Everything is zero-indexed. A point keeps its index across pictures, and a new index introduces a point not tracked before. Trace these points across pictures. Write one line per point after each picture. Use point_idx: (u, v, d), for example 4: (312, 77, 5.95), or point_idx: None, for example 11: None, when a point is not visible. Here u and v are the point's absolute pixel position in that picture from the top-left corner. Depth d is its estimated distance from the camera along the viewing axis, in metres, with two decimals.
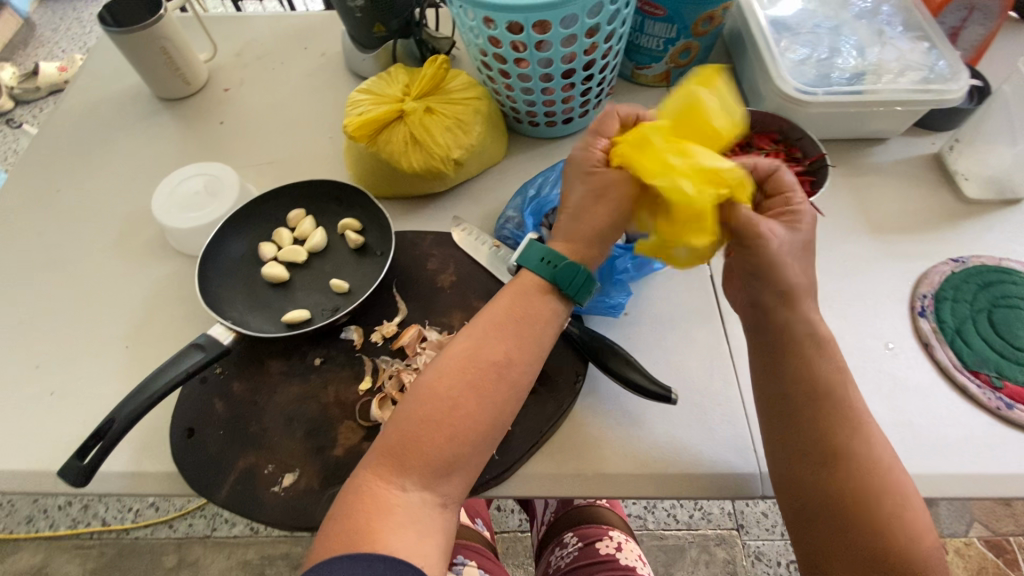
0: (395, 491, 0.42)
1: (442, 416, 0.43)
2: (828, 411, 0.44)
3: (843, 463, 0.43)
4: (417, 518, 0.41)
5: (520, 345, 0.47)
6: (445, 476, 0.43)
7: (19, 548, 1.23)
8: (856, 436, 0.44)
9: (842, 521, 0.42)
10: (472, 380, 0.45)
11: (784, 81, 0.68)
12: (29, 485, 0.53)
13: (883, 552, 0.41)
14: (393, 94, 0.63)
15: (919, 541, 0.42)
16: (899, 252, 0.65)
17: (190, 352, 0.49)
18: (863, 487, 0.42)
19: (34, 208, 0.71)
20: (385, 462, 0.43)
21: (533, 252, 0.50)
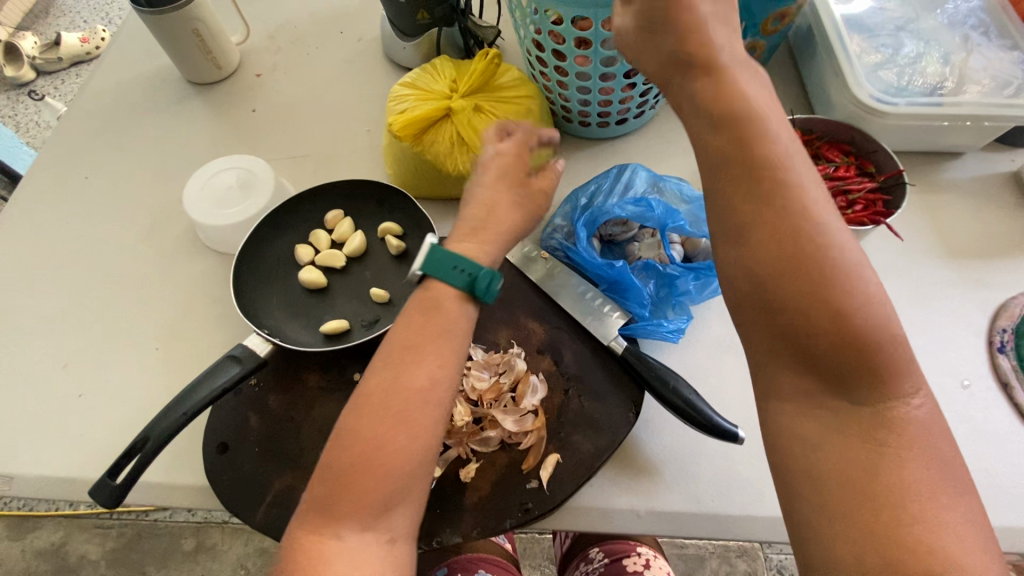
0: (330, 542, 0.36)
1: (363, 454, 0.36)
2: (747, 184, 0.34)
3: (768, 240, 0.33)
4: (360, 566, 0.35)
5: (441, 359, 0.39)
6: (386, 513, 0.37)
7: (39, 524, 1.24)
8: (790, 194, 0.33)
9: (775, 308, 0.33)
10: (393, 412, 0.37)
11: (861, 87, 0.63)
12: (57, 491, 0.51)
13: (831, 353, 0.32)
14: (441, 90, 0.60)
15: (882, 336, 0.32)
16: (973, 278, 0.60)
17: (226, 365, 0.47)
18: (795, 271, 0.32)
19: (61, 195, 0.68)
20: (314, 515, 0.37)
21: (442, 259, 0.41)
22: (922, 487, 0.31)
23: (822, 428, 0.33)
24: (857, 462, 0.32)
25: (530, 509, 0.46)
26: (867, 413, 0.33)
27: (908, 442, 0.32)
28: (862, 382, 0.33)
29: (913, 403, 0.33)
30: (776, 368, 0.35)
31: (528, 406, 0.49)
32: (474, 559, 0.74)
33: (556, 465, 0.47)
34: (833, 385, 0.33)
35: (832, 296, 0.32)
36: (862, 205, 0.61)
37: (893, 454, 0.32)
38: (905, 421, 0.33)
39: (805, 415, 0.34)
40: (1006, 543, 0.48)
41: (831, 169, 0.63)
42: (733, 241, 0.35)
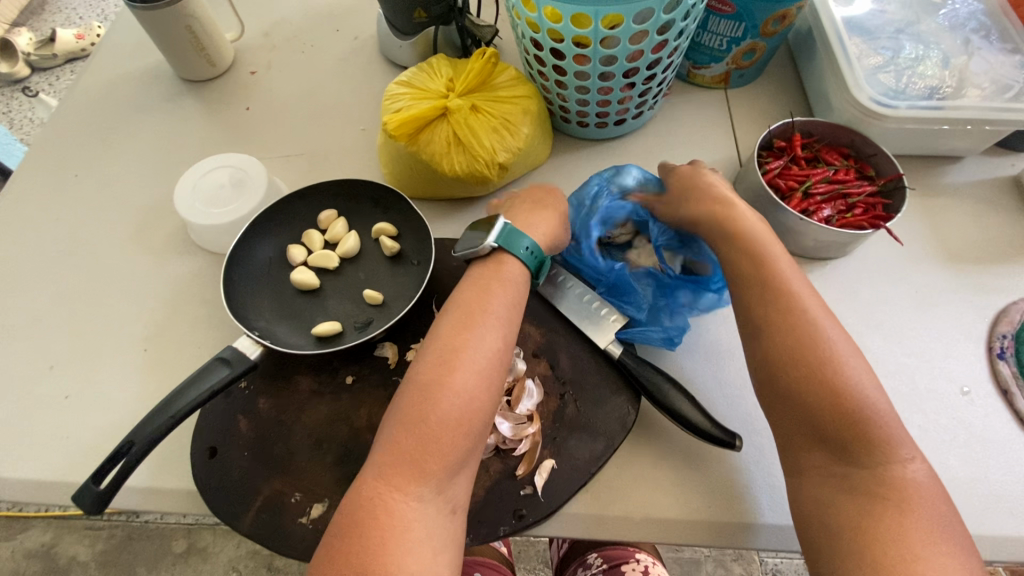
0: (410, 503, 0.37)
1: (449, 410, 0.39)
2: (758, 292, 0.45)
3: (772, 339, 0.43)
4: (433, 531, 0.37)
5: (508, 328, 0.44)
6: (457, 475, 0.39)
7: (28, 525, 1.23)
8: (787, 296, 0.44)
9: (782, 390, 0.42)
10: (475, 368, 0.41)
11: (862, 90, 0.62)
12: (41, 495, 0.50)
13: (833, 421, 0.40)
14: (437, 89, 0.59)
15: (877, 410, 0.40)
16: (973, 283, 0.60)
17: (216, 367, 0.46)
18: (796, 358, 0.42)
19: (50, 192, 0.67)
20: (391, 472, 0.38)
21: (525, 240, 0.48)
22: (925, 547, 0.35)
23: (832, 489, 0.39)
24: (863, 517, 0.37)
25: (523, 515, 0.45)
26: (867, 475, 0.39)
27: (909, 500, 0.38)
28: (867, 452, 0.39)
29: (913, 468, 0.39)
30: (796, 443, 0.42)
31: (523, 412, 0.48)
32: (469, 563, 0.73)
33: (550, 472, 0.46)
34: (841, 452, 0.40)
35: (828, 377, 0.41)
36: (862, 209, 0.60)
37: (895, 508, 0.37)
38: (905, 482, 0.38)
39: (817, 480, 0.40)
40: (1005, 552, 0.47)
41: (830, 173, 0.61)
42: (751, 338, 0.45)
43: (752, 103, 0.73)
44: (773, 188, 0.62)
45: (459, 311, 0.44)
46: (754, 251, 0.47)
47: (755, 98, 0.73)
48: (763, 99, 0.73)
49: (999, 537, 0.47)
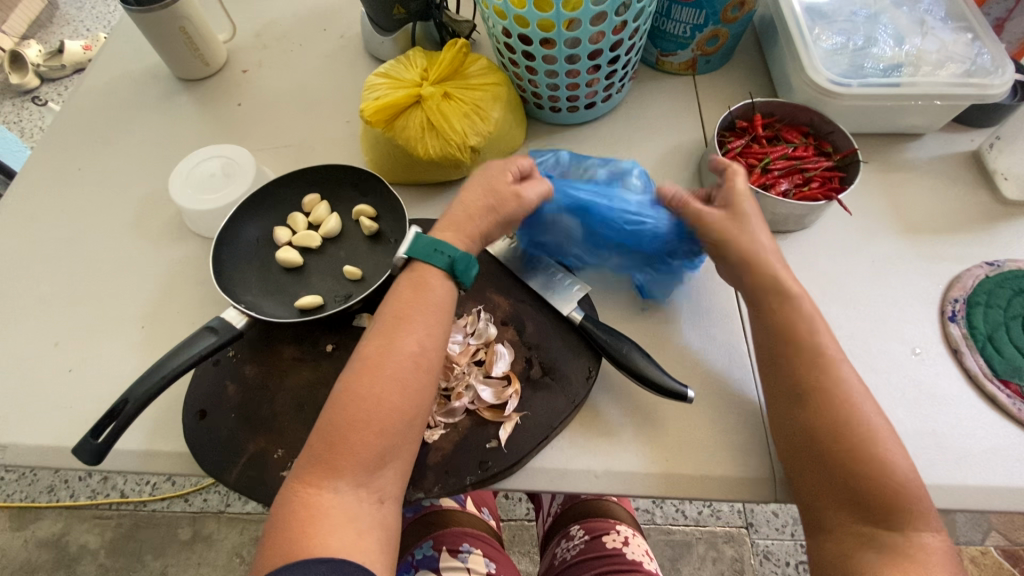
0: (330, 494, 0.41)
1: (362, 415, 0.42)
2: (797, 353, 0.45)
3: (817, 406, 0.44)
4: (355, 516, 0.41)
5: (428, 331, 0.47)
6: (379, 470, 0.43)
7: (41, 516, 1.27)
8: (828, 366, 0.44)
9: (821, 454, 0.43)
10: (389, 373, 0.44)
11: (818, 71, 0.65)
12: (45, 459, 0.54)
13: (871, 491, 0.41)
14: (411, 79, 0.62)
15: (907, 481, 0.42)
16: (929, 252, 0.62)
17: (204, 334, 0.49)
18: (839, 427, 0.42)
19: (54, 186, 0.71)
20: (313, 469, 0.42)
21: (424, 243, 0.50)
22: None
23: (855, 546, 0.42)
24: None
25: (489, 467, 0.48)
26: (898, 537, 0.41)
27: (930, 561, 0.40)
28: (894, 518, 0.41)
29: (936, 535, 0.41)
30: (826, 503, 0.43)
31: (499, 374, 0.52)
32: (456, 533, 0.76)
33: (515, 427, 0.50)
34: (870, 516, 0.41)
35: (870, 449, 0.42)
36: (819, 181, 0.63)
37: (918, 568, 0.40)
38: (928, 546, 0.41)
39: (842, 537, 0.42)
40: (953, 500, 0.49)
41: (790, 149, 0.65)
42: (790, 400, 0.45)
43: (718, 88, 0.76)
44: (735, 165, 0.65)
45: (386, 317, 0.47)
46: (791, 309, 0.46)
47: (722, 83, 0.76)
48: (729, 83, 0.76)
49: (945, 484, 0.49)
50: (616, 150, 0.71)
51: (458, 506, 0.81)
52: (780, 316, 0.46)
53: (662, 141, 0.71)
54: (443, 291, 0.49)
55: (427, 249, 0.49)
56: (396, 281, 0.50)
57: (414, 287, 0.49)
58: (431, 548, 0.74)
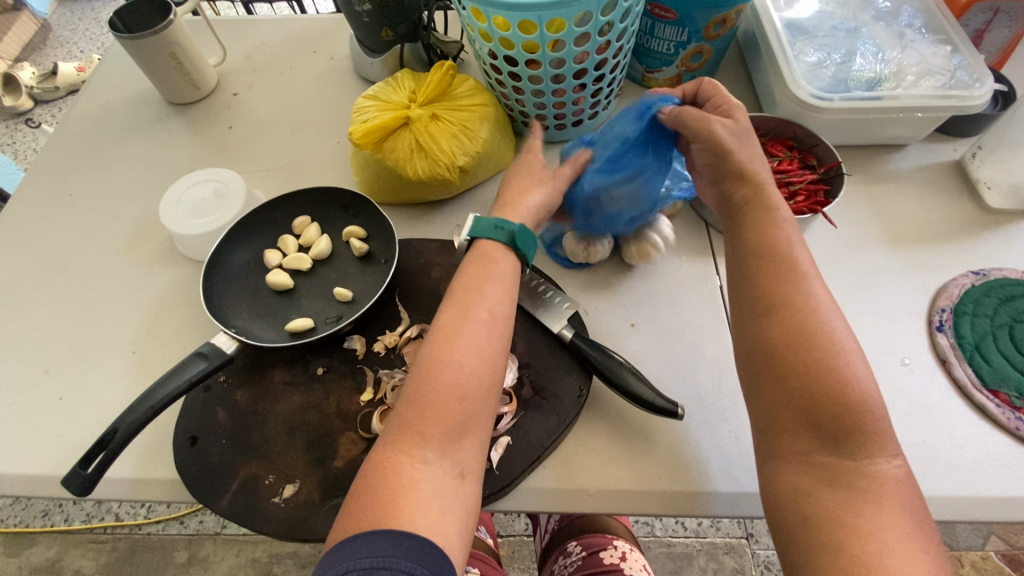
0: (419, 466, 0.40)
1: (456, 382, 0.43)
2: (771, 271, 0.47)
3: (783, 320, 0.44)
4: (438, 492, 0.40)
5: (508, 308, 0.48)
6: (459, 442, 0.42)
7: (34, 541, 1.26)
8: (805, 288, 0.45)
9: (782, 370, 0.43)
10: (478, 346, 0.45)
11: (800, 86, 0.66)
12: (36, 490, 0.54)
13: (827, 409, 0.41)
14: (399, 101, 0.63)
15: (867, 406, 0.41)
16: (915, 262, 0.63)
17: (194, 361, 0.49)
18: (800, 341, 0.43)
19: (45, 212, 0.72)
20: (400, 439, 0.42)
21: (485, 221, 0.52)
22: (897, 539, 0.37)
23: (811, 480, 0.41)
24: (841, 508, 0.39)
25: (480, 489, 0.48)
26: (851, 468, 0.40)
27: (885, 493, 0.39)
28: (848, 434, 0.41)
29: (892, 464, 0.41)
30: (784, 425, 0.43)
31: None
32: None
33: (506, 448, 0.50)
34: (829, 440, 0.41)
35: (828, 364, 0.42)
36: (804, 195, 0.64)
37: (873, 502, 0.39)
38: (883, 475, 0.40)
39: (797, 465, 0.42)
40: (947, 512, 0.49)
41: (774, 163, 0.65)
42: (761, 313, 0.46)
43: None
44: None
45: (463, 289, 0.48)
46: (769, 234, 0.49)
47: None
48: None
49: (937, 496, 0.49)
50: None
51: None
52: (766, 246, 0.48)
53: None
54: (509, 269, 0.50)
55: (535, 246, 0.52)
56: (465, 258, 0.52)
57: (487, 262, 0.50)
58: None
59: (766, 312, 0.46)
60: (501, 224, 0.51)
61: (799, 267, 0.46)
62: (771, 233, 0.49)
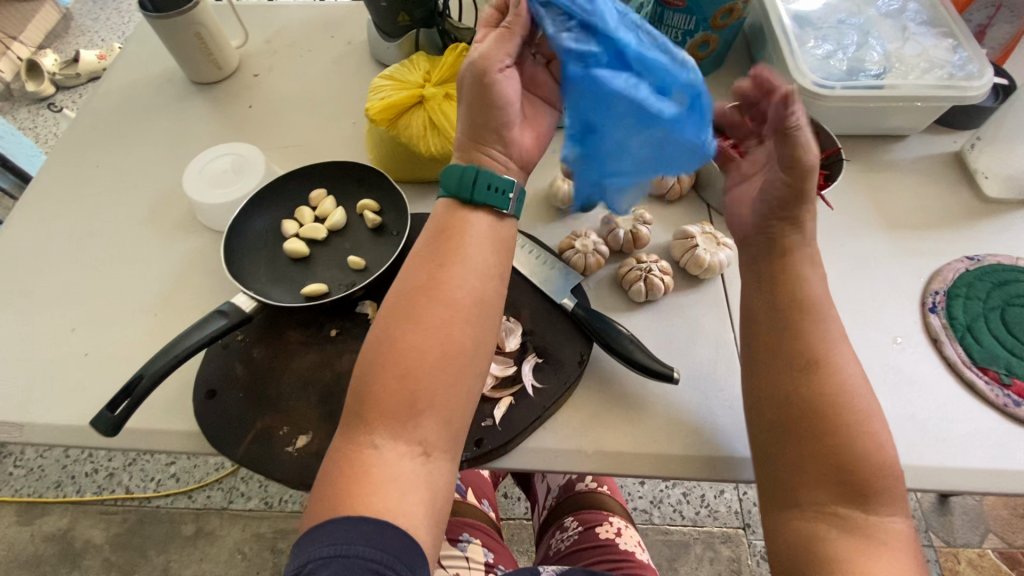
0: (370, 450, 0.42)
1: (415, 366, 0.43)
2: (802, 332, 0.47)
3: (817, 386, 0.45)
4: (396, 476, 0.42)
5: (478, 284, 0.47)
6: (413, 422, 0.43)
7: (46, 511, 1.29)
8: (836, 356, 0.47)
9: (813, 431, 0.44)
10: (432, 327, 0.45)
11: (803, 75, 0.68)
12: (62, 438, 0.57)
13: (852, 472, 0.43)
14: (414, 80, 0.66)
15: (888, 470, 0.44)
16: (912, 247, 0.65)
17: (214, 318, 0.52)
18: (834, 413, 0.44)
19: (72, 182, 0.74)
20: (354, 423, 0.44)
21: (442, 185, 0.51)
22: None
23: (829, 525, 0.43)
24: (854, 555, 0.41)
25: (483, 444, 0.50)
26: (869, 522, 0.43)
27: (896, 547, 0.42)
28: (864, 494, 0.43)
29: (899, 522, 0.44)
30: (805, 477, 0.44)
31: (510, 349, 0.54)
32: (456, 523, 0.79)
33: (509, 406, 0.52)
34: (849, 500, 0.43)
35: (861, 433, 0.44)
36: None
37: (887, 553, 0.42)
38: (895, 531, 0.43)
39: (815, 514, 0.43)
40: (934, 481, 0.51)
41: None
42: (798, 372, 0.46)
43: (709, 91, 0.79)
44: None
45: (430, 259, 0.47)
46: (798, 295, 0.49)
47: (712, 86, 0.80)
48: (720, 87, 0.79)
49: (925, 466, 0.51)
50: None
51: (458, 496, 0.83)
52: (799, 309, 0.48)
53: None
54: (475, 235, 0.48)
55: (479, 186, 0.48)
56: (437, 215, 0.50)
57: (449, 232, 0.48)
58: None
59: (801, 372, 0.46)
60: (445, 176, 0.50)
61: (836, 339, 0.47)
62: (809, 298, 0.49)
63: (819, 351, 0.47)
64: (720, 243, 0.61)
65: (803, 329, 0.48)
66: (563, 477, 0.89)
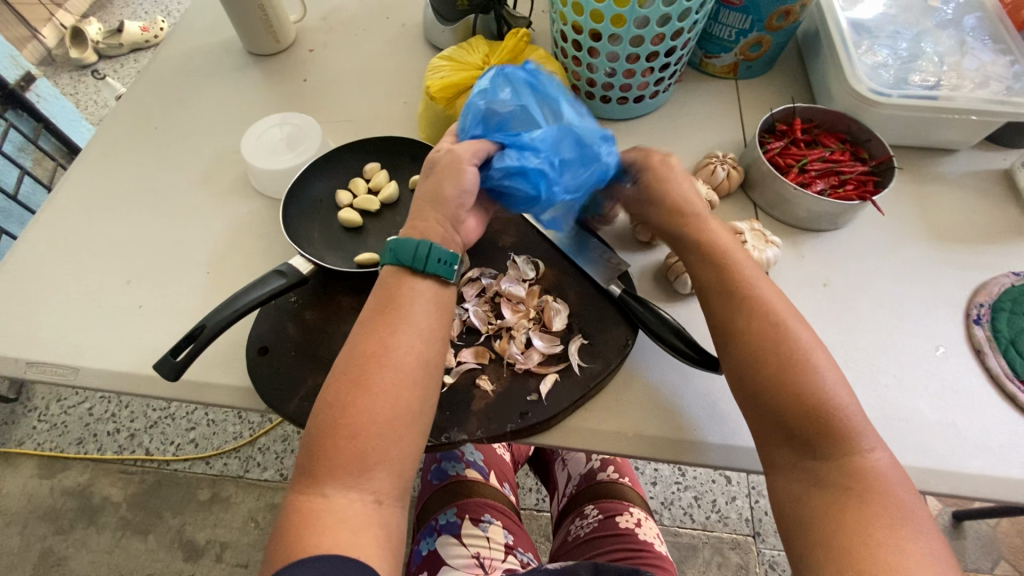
0: (319, 499, 0.42)
1: (348, 424, 0.43)
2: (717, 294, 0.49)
3: (738, 340, 0.47)
4: (348, 517, 0.42)
5: (420, 341, 0.46)
6: (368, 472, 0.43)
7: (67, 466, 1.32)
8: (750, 296, 0.48)
9: (751, 387, 0.46)
10: (370, 382, 0.44)
11: (860, 81, 0.68)
12: (116, 385, 0.59)
13: (799, 419, 0.44)
14: (474, 62, 0.67)
15: (830, 399, 0.44)
16: (957, 260, 0.65)
17: (273, 277, 0.54)
18: (750, 359, 0.46)
19: (130, 141, 0.76)
20: (304, 480, 0.43)
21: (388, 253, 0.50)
22: (887, 535, 0.40)
23: (803, 483, 0.44)
24: (830, 509, 0.42)
25: (528, 417, 0.51)
26: (829, 468, 0.43)
27: (874, 489, 0.42)
28: (824, 437, 0.43)
29: (876, 458, 0.43)
30: (767, 438, 0.46)
31: (557, 329, 0.55)
32: (479, 504, 0.80)
33: (553, 383, 0.52)
34: (805, 446, 0.44)
35: (787, 371, 0.45)
36: (852, 185, 0.66)
37: (858, 498, 0.42)
38: (870, 471, 0.43)
39: (790, 472, 0.45)
40: (970, 489, 0.51)
41: (826, 153, 0.68)
42: (714, 333, 0.50)
43: (759, 93, 0.79)
44: (773, 165, 0.67)
45: (368, 321, 0.47)
46: (710, 243, 0.51)
47: (762, 89, 0.80)
48: (770, 90, 0.80)
49: (963, 473, 0.52)
50: (659, 145, 0.75)
51: (481, 478, 0.84)
52: (714, 269, 0.50)
53: (704, 140, 0.75)
54: (422, 296, 0.48)
55: (431, 260, 0.48)
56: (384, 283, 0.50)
57: (394, 298, 0.48)
58: (454, 514, 0.78)
59: (714, 330, 0.50)
60: (395, 246, 0.49)
61: (743, 275, 0.49)
62: (713, 241, 0.51)
63: (725, 294, 0.49)
64: (769, 240, 0.62)
65: (713, 274, 0.50)
66: (585, 467, 0.89)
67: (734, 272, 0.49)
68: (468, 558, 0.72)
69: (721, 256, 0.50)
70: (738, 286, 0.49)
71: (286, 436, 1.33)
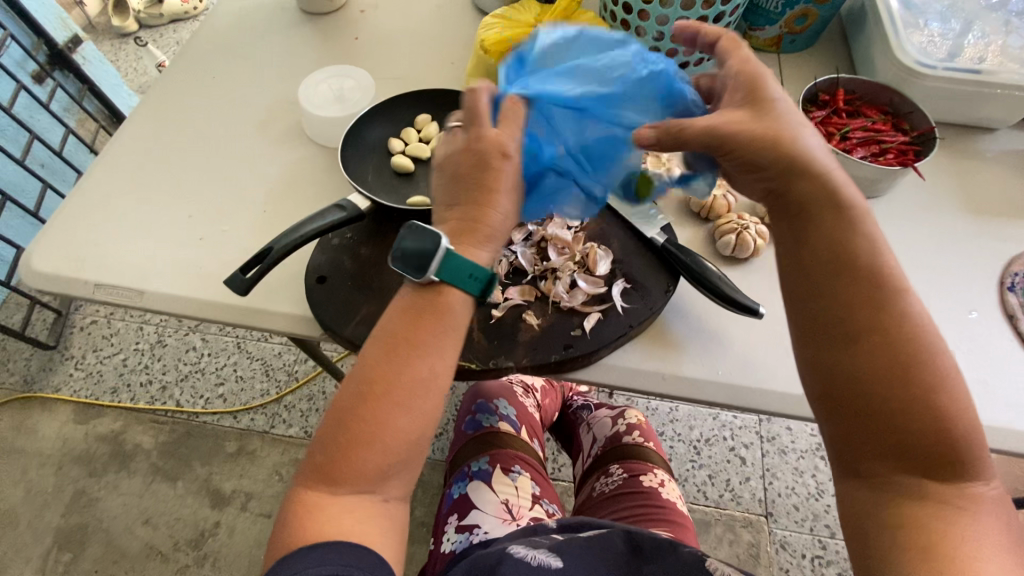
0: (329, 497, 0.45)
1: (369, 435, 0.45)
2: (851, 287, 0.46)
3: (875, 346, 0.44)
4: (357, 512, 0.46)
5: (439, 356, 0.47)
6: (385, 480, 0.47)
7: (101, 413, 1.37)
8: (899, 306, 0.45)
9: (873, 401, 0.44)
10: (394, 396, 0.46)
11: (905, 53, 0.69)
12: (178, 308, 0.62)
13: (925, 439, 0.43)
14: (526, 20, 0.69)
15: (962, 425, 0.43)
16: (993, 231, 0.66)
17: (334, 210, 0.56)
18: (894, 374, 0.43)
19: (190, 88, 0.79)
20: (314, 476, 0.46)
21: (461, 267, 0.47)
22: (995, 555, 0.40)
23: (902, 497, 0.43)
24: (937, 521, 0.42)
25: (572, 349, 0.53)
26: (946, 488, 0.43)
27: (980, 510, 0.42)
28: (944, 460, 0.43)
29: (989, 485, 0.44)
30: (872, 453, 0.45)
31: (601, 273, 0.57)
32: (507, 455, 0.82)
33: (597, 321, 0.55)
34: (921, 467, 0.43)
35: (928, 391, 0.43)
36: (893, 154, 0.67)
37: (969, 518, 0.42)
38: (981, 496, 0.43)
39: (885, 487, 0.44)
40: (999, 442, 0.53)
41: (868, 123, 0.69)
42: (842, 339, 0.46)
43: (801, 67, 0.81)
44: (815, 132, 0.68)
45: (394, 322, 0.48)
46: (855, 243, 0.47)
47: (805, 63, 0.81)
48: (812, 65, 0.81)
49: (992, 426, 0.53)
50: None
51: (513, 432, 0.87)
52: (854, 266, 0.46)
53: None
54: (454, 307, 0.48)
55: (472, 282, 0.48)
56: (418, 294, 0.48)
57: (422, 309, 0.48)
58: (486, 463, 0.81)
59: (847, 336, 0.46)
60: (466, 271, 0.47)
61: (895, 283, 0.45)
62: (857, 239, 0.47)
63: (867, 298, 0.45)
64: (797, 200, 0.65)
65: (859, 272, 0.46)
66: (610, 430, 0.93)
67: (883, 277, 0.46)
68: (498, 504, 0.75)
69: (866, 260, 0.46)
70: (885, 293, 0.45)
71: (312, 397, 1.37)
